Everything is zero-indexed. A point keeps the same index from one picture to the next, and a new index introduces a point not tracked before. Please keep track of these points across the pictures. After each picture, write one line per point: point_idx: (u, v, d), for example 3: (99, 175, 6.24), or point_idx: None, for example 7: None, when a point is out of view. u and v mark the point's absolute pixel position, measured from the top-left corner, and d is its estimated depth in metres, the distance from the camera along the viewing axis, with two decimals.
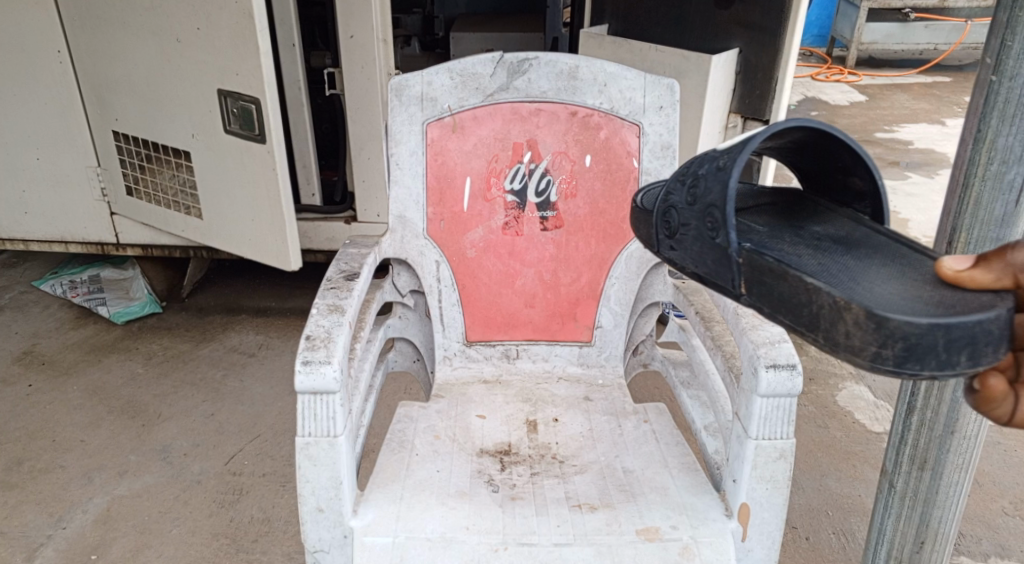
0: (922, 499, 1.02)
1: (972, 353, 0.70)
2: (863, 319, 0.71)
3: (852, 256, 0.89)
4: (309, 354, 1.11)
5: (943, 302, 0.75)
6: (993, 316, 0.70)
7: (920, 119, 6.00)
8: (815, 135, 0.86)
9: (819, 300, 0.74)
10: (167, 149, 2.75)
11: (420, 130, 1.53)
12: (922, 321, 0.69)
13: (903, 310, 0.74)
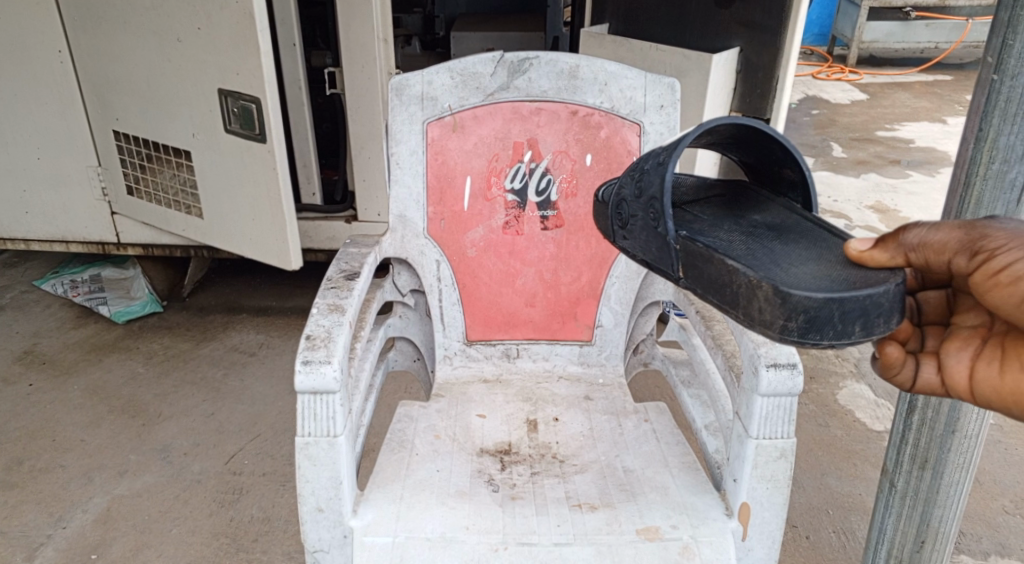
0: (922, 498, 1.02)
1: (865, 323, 0.79)
2: (772, 296, 0.80)
3: (776, 241, 0.93)
4: (309, 353, 1.11)
5: (851, 275, 0.84)
6: (883, 291, 0.79)
7: (921, 118, 5.99)
8: (747, 129, 0.92)
9: (738, 280, 0.83)
10: (168, 148, 2.75)
11: (420, 129, 1.53)
12: (820, 295, 0.78)
13: (809, 284, 0.82)
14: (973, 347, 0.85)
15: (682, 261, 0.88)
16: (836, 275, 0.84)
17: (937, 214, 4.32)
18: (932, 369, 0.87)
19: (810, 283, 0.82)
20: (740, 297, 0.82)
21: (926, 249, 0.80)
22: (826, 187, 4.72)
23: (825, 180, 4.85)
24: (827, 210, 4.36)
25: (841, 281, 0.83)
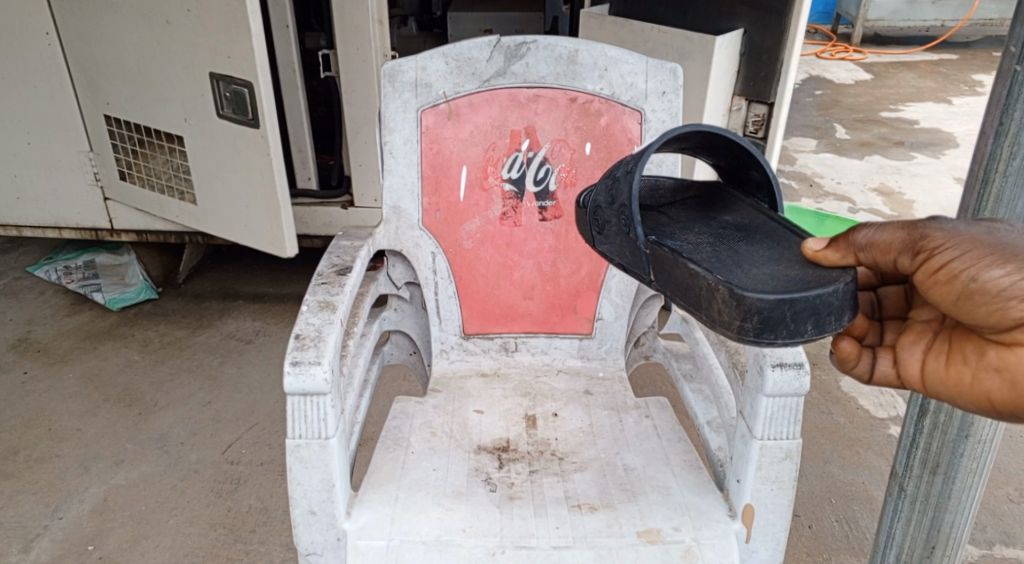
0: (933, 504, 0.98)
1: (818, 321, 0.82)
2: (728, 298, 0.83)
3: (739, 243, 0.97)
4: (298, 354, 1.07)
5: (807, 275, 0.87)
6: (833, 290, 0.82)
7: (926, 97, 5.92)
8: (711, 135, 0.95)
9: (699, 283, 0.87)
10: (160, 133, 2.70)
11: (414, 117, 1.48)
12: (771, 297, 0.81)
13: (767, 285, 0.86)
14: (924, 341, 0.88)
15: (651, 265, 0.92)
16: (793, 276, 0.88)
17: (941, 196, 4.28)
18: (886, 362, 0.91)
19: (766, 285, 0.85)
20: (701, 299, 0.86)
21: (874, 249, 0.82)
22: (830, 169, 4.66)
23: (828, 161, 4.80)
24: (830, 192, 4.31)
25: (796, 280, 0.86)
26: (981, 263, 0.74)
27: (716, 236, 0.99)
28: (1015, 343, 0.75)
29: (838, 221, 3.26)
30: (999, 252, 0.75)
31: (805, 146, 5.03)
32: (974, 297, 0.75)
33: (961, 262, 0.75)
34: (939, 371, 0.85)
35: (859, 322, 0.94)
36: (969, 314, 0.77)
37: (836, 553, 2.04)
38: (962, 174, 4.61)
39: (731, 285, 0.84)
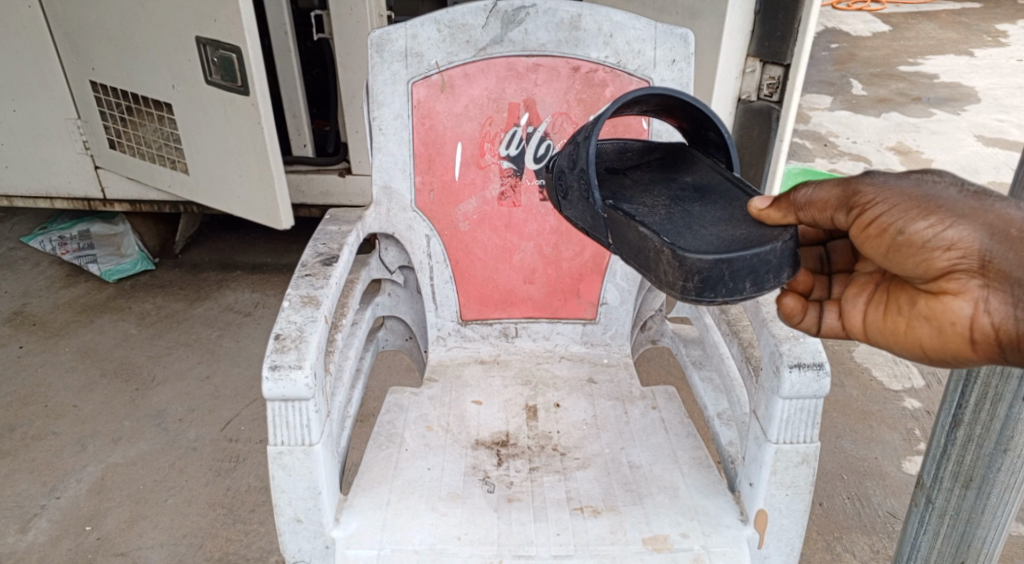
0: (964, 518, 0.91)
1: (757, 279, 0.78)
2: (671, 259, 0.79)
3: (692, 204, 0.90)
4: (277, 358, 0.99)
5: (751, 234, 0.83)
6: (771, 248, 0.78)
7: (947, 50, 5.71)
8: (667, 97, 0.88)
9: (647, 245, 0.82)
10: (148, 100, 2.60)
11: (405, 90, 1.38)
12: (710, 256, 0.77)
13: (712, 244, 0.81)
14: (866, 292, 0.87)
15: (608, 229, 0.87)
16: (737, 236, 0.83)
17: (961, 156, 4.14)
18: (832, 315, 0.90)
19: (710, 244, 0.81)
20: (648, 261, 0.81)
21: (812, 209, 0.80)
22: (845, 127, 4.51)
23: (844, 119, 4.64)
24: (845, 152, 4.17)
25: (738, 240, 0.82)
26: (908, 217, 0.75)
27: (672, 200, 0.92)
28: (941, 292, 0.75)
29: None
30: (926, 205, 0.74)
31: (820, 104, 4.86)
32: (902, 249, 0.75)
33: (891, 215, 0.76)
34: (878, 321, 0.85)
35: (803, 277, 0.93)
36: (900, 266, 0.77)
37: (847, 531, 1.98)
38: (983, 131, 4.46)
39: (674, 245, 0.79)
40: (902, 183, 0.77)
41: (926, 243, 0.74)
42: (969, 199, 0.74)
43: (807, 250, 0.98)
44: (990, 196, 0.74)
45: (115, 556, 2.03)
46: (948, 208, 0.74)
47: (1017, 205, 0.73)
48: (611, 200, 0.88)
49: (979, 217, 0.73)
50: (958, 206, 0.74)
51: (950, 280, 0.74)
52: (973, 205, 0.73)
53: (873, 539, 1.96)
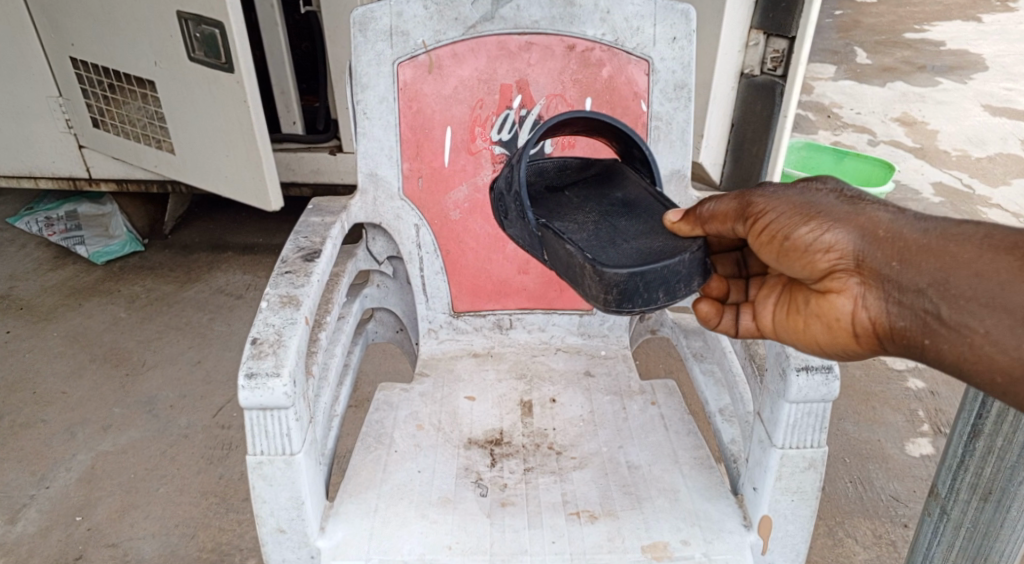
0: (981, 532, 0.86)
1: (668, 289, 0.85)
2: (592, 274, 0.85)
3: (617, 217, 0.96)
4: (254, 364, 0.94)
5: (666, 245, 0.89)
6: (679, 259, 0.84)
7: (954, 16, 5.58)
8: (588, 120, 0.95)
9: (574, 261, 0.88)
10: (130, 77, 2.51)
11: (391, 70, 1.30)
12: (623, 270, 0.82)
13: (630, 256, 0.87)
14: (776, 294, 0.90)
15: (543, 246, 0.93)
16: (655, 247, 0.89)
17: (967, 127, 4.05)
18: (747, 317, 0.93)
19: (629, 257, 0.87)
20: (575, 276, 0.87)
21: (714, 220, 0.85)
22: (849, 98, 4.42)
23: (848, 89, 4.54)
24: (849, 123, 4.08)
25: (654, 251, 0.88)
26: (789, 221, 0.78)
27: (601, 214, 0.98)
28: (825, 290, 0.77)
29: (859, 159, 3.06)
30: (806, 210, 0.78)
31: (824, 73, 4.76)
32: (785, 252, 0.78)
33: (776, 222, 0.79)
34: (783, 321, 0.87)
35: (717, 283, 0.96)
36: (789, 268, 0.80)
37: (850, 516, 1.95)
38: (990, 100, 4.37)
39: (595, 261, 0.85)
40: (790, 192, 0.80)
41: (804, 246, 0.77)
42: (847, 205, 0.77)
43: (724, 256, 1.00)
44: (867, 201, 0.76)
45: (105, 547, 1.99)
46: (827, 212, 0.77)
47: (891, 206, 0.75)
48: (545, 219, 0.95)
49: (855, 219, 0.76)
50: (836, 211, 0.77)
51: (832, 279, 0.76)
52: (849, 210, 0.76)
53: (875, 524, 1.92)
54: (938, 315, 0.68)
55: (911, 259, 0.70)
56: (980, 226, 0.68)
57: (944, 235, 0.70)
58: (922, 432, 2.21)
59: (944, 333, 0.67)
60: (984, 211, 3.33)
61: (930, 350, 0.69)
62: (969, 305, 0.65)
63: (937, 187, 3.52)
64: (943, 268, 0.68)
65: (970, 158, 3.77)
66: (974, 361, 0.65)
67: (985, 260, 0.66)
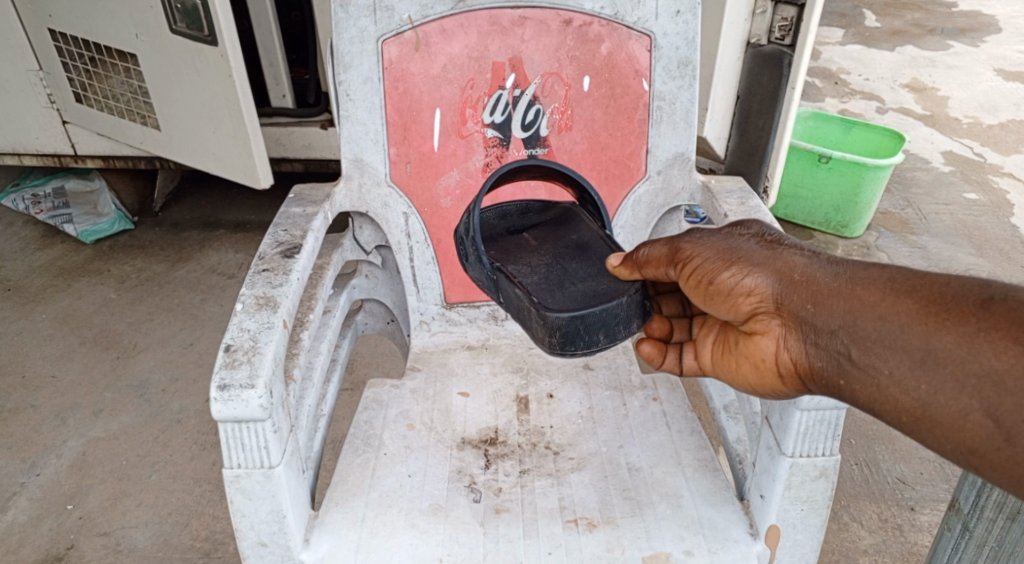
0: (1006, 553, 0.80)
1: (608, 332, 0.91)
2: (538, 317, 0.91)
3: (567, 264, 1.04)
4: (227, 375, 0.88)
5: (608, 289, 0.95)
6: (617, 303, 0.90)
7: None
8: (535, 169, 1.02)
9: (523, 304, 0.95)
10: (112, 50, 2.41)
11: (375, 48, 1.23)
12: (565, 315, 0.89)
13: (574, 301, 0.93)
14: (712, 333, 0.95)
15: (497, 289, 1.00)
16: (599, 291, 0.95)
17: (979, 92, 3.94)
18: (689, 356, 0.97)
19: (572, 303, 0.94)
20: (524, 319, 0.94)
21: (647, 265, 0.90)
22: (858, 63, 4.29)
23: (856, 54, 4.42)
24: (857, 90, 3.97)
25: (597, 296, 0.95)
26: (715, 267, 0.84)
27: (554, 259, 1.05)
28: (750, 332, 0.83)
29: (868, 129, 2.96)
30: (730, 256, 0.84)
31: (831, 37, 4.63)
32: (711, 295, 0.84)
33: (704, 266, 0.84)
34: (717, 359, 0.92)
35: (658, 324, 1.01)
36: (718, 310, 0.85)
37: (855, 500, 1.86)
38: (1004, 64, 4.24)
39: (540, 304, 0.92)
40: (716, 239, 0.87)
41: (728, 289, 0.83)
42: (766, 252, 0.84)
43: (670, 296, 1.06)
44: (785, 248, 0.84)
45: (97, 536, 1.91)
46: (749, 258, 0.84)
47: (806, 253, 0.82)
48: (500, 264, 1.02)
49: (774, 265, 0.82)
50: (756, 257, 0.84)
51: (757, 321, 0.82)
52: (767, 256, 0.83)
53: (881, 507, 1.84)
54: (849, 355, 0.73)
55: (825, 302, 0.76)
56: (883, 271, 0.75)
57: (853, 280, 0.77)
58: None
59: (855, 372, 0.73)
60: (996, 181, 3.24)
61: (846, 389, 0.74)
62: (876, 346, 0.71)
63: (947, 156, 3.42)
64: (852, 311, 0.74)
65: (982, 125, 3.66)
66: (883, 398, 0.71)
67: (888, 303, 0.72)
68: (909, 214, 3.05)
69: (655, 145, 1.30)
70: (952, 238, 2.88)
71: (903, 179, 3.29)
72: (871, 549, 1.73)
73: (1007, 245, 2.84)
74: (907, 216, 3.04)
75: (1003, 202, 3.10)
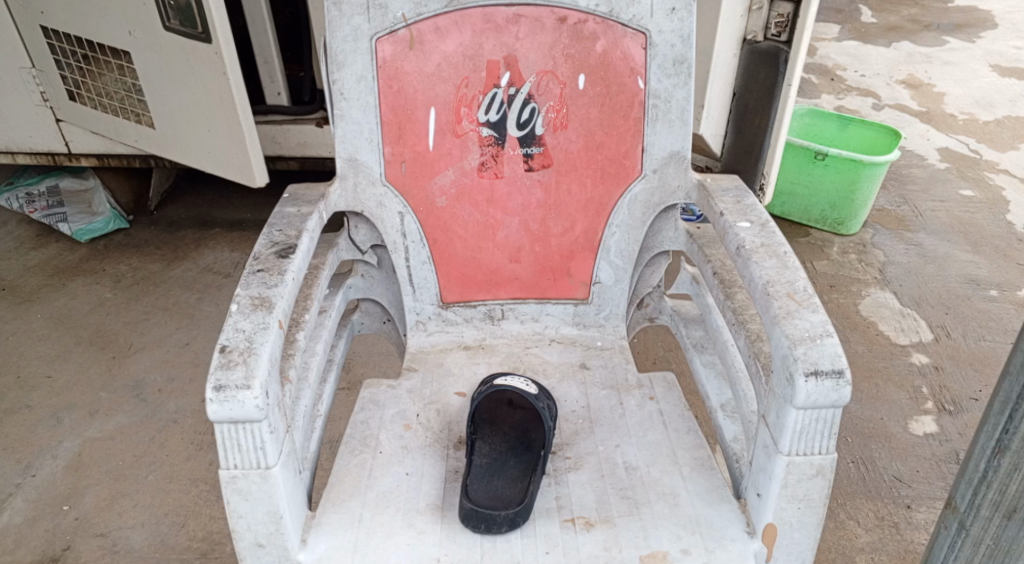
0: (1003, 551, 0.80)
1: (513, 521, 1.01)
2: (467, 493, 1.04)
3: (505, 473, 1.09)
4: (223, 376, 0.87)
5: (509, 496, 1.04)
6: (507, 508, 1.02)
7: None
8: (521, 482, 1.07)
9: (468, 482, 1.07)
10: (105, 48, 2.40)
11: (369, 47, 1.23)
12: (469, 506, 1.02)
13: (493, 498, 1.04)
14: None
15: (470, 450, 1.12)
16: (505, 493, 1.05)
17: (974, 89, 3.96)
18: None
19: (491, 492, 1.05)
20: (467, 483, 1.07)
21: None
22: (854, 59, 4.30)
23: (850, 49, 4.44)
24: (853, 86, 3.97)
25: (501, 496, 1.04)
26: None
27: (508, 447, 1.14)
28: None
29: (864, 126, 2.96)
30: None
31: (827, 35, 4.66)
32: None
33: None
34: None
35: None
36: None
37: (851, 498, 1.86)
38: (999, 61, 4.27)
39: (472, 496, 1.04)
40: None
41: None
42: None
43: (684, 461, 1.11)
44: None
45: (94, 537, 1.89)
46: None
47: None
48: (482, 450, 1.13)
49: None
50: None
51: None
52: None
53: (877, 505, 1.84)
54: None
55: None
56: None
57: None
58: (926, 409, 2.12)
59: None
60: (991, 178, 3.24)
61: None
62: None
63: (943, 152, 3.43)
64: None
65: (977, 121, 3.67)
66: None
67: None
68: (906, 211, 3.05)
69: (651, 143, 1.29)
70: (948, 236, 2.89)
71: (899, 175, 3.30)
72: (867, 547, 1.73)
73: (1003, 242, 2.85)
74: (903, 213, 3.04)
75: (999, 199, 3.11)
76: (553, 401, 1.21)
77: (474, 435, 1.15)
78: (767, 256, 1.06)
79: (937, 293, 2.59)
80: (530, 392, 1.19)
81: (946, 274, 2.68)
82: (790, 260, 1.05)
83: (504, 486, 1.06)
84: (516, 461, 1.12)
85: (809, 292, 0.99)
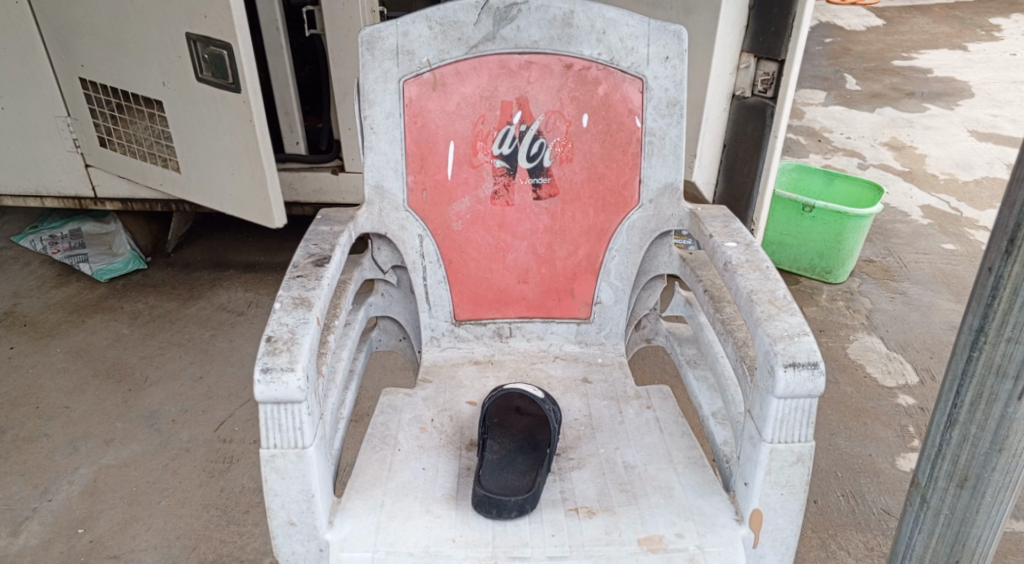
0: (958, 519, 0.91)
1: (521, 507, 1.11)
2: (479, 483, 1.14)
3: (514, 468, 1.18)
4: (269, 360, 0.98)
5: (518, 485, 1.14)
6: (515, 495, 1.11)
7: (933, 61, 5.80)
8: (529, 476, 1.17)
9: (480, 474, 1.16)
10: (138, 97, 2.57)
11: (396, 88, 1.39)
12: (482, 493, 1.11)
13: (504, 486, 1.13)
14: None
15: (480, 448, 1.22)
16: (513, 482, 1.14)
17: (955, 152, 4.17)
18: None
19: (503, 482, 1.14)
20: (480, 475, 1.16)
21: None
22: (839, 123, 4.54)
23: (836, 114, 4.68)
24: (839, 147, 4.18)
25: (510, 485, 1.13)
26: None
27: (517, 445, 1.24)
28: None
29: (848, 181, 3.14)
30: None
31: (814, 100, 4.91)
32: None
33: None
34: None
35: None
36: None
37: (841, 529, 1.93)
38: (977, 126, 4.51)
39: (485, 485, 1.13)
40: None
41: None
42: None
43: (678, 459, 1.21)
44: None
45: (107, 559, 1.95)
46: None
47: None
48: (493, 448, 1.23)
49: None
50: None
51: None
52: None
53: (867, 536, 1.91)
54: None
55: None
56: None
57: None
58: (913, 447, 2.21)
59: None
60: (972, 233, 3.40)
61: None
62: None
63: (925, 209, 3.60)
64: None
65: (958, 181, 3.86)
66: None
67: None
68: (891, 263, 3.20)
69: (647, 175, 1.44)
70: (932, 286, 3.02)
71: (884, 230, 3.46)
72: None
73: None
74: (888, 264, 3.19)
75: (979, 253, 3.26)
76: (558, 407, 1.32)
77: (485, 435, 1.25)
78: (751, 269, 1.19)
79: (921, 339, 2.71)
80: (537, 398, 1.29)
81: (930, 322, 2.80)
82: (771, 272, 1.18)
83: (513, 477, 1.15)
84: (525, 458, 1.21)
85: (787, 298, 1.11)
